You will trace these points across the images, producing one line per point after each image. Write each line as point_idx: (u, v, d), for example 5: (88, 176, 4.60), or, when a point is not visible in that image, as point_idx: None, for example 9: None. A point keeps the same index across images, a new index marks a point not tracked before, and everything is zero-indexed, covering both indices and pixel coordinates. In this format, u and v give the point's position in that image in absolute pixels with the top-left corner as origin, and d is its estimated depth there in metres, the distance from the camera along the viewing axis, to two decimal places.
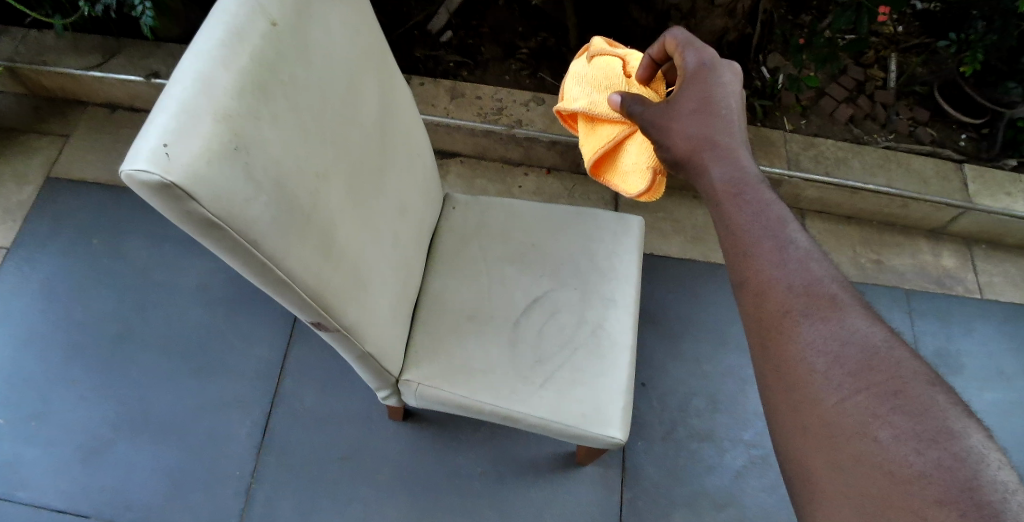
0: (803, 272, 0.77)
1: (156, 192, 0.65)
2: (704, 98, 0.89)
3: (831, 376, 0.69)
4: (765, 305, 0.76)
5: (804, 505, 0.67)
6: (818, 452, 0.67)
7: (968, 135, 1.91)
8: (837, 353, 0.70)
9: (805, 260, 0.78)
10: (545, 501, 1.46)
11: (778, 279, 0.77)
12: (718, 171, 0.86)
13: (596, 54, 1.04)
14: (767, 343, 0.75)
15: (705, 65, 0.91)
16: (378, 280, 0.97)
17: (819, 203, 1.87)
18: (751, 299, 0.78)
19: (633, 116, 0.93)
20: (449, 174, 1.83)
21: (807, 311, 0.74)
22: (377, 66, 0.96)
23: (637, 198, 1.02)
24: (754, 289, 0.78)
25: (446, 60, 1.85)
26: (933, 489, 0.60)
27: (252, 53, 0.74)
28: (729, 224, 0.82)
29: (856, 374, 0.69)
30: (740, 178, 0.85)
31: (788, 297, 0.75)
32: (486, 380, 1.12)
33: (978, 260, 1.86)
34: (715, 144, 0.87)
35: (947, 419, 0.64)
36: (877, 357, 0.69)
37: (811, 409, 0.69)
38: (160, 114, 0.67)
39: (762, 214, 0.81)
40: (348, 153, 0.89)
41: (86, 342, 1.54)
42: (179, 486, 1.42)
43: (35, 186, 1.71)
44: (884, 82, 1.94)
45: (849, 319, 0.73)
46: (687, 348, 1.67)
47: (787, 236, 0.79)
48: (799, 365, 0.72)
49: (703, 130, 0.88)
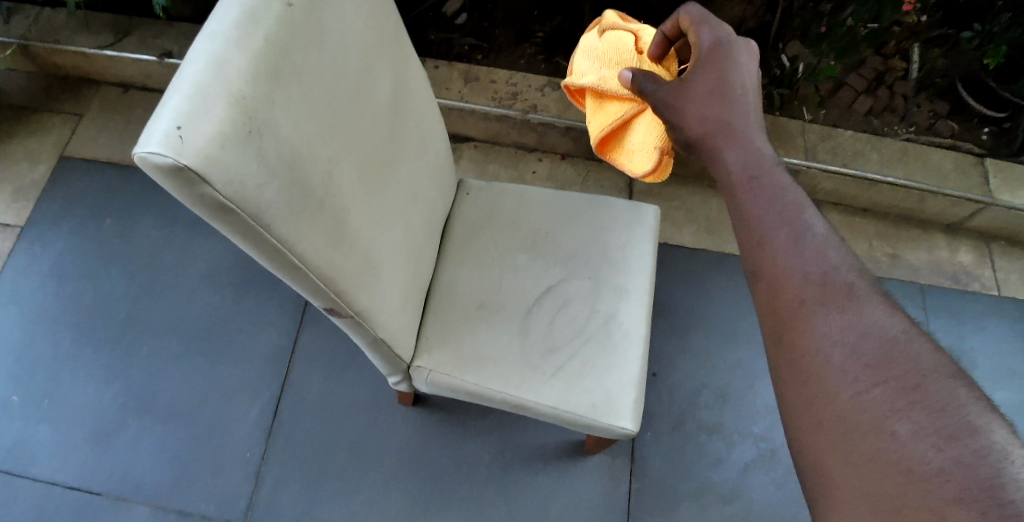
0: (820, 260, 0.75)
1: (169, 175, 0.64)
2: (719, 82, 0.88)
3: (847, 369, 0.69)
4: (780, 296, 0.75)
5: (818, 502, 0.66)
6: (834, 448, 0.66)
7: (989, 129, 1.88)
8: (855, 346, 0.70)
9: (821, 249, 0.76)
10: (552, 490, 1.47)
11: (793, 268, 0.75)
12: (732, 156, 0.84)
13: (608, 29, 1.03)
14: (782, 335, 0.74)
15: (721, 43, 0.89)
16: (390, 266, 0.97)
17: (835, 195, 1.84)
18: (765, 289, 0.76)
19: (644, 94, 0.91)
20: (461, 159, 1.81)
21: (822, 302, 0.73)
22: (392, 49, 0.94)
23: (642, 177, 1.01)
24: (768, 278, 0.76)
25: (460, 44, 1.83)
26: (951, 487, 0.59)
27: (266, 33, 0.72)
28: (743, 211, 0.81)
29: (874, 367, 0.68)
30: (754, 162, 0.83)
31: (803, 287, 0.74)
32: (497, 369, 1.12)
33: (995, 257, 1.84)
34: (730, 127, 0.86)
35: (969, 415, 0.62)
36: (895, 350, 0.68)
37: (827, 403, 0.68)
38: (173, 96, 0.66)
39: (777, 200, 0.80)
40: (362, 137, 0.88)
41: (97, 323, 1.55)
42: (188, 467, 1.43)
43: (47, 164, 1.71)
44: (905, 73, 1.89)
45: (867, 310, 0.72)
46: (697, 340, 1.66)
47: (803, 222, 0.78)
48: (814, 358, 0.71)
49: (718, 112, 0.87)
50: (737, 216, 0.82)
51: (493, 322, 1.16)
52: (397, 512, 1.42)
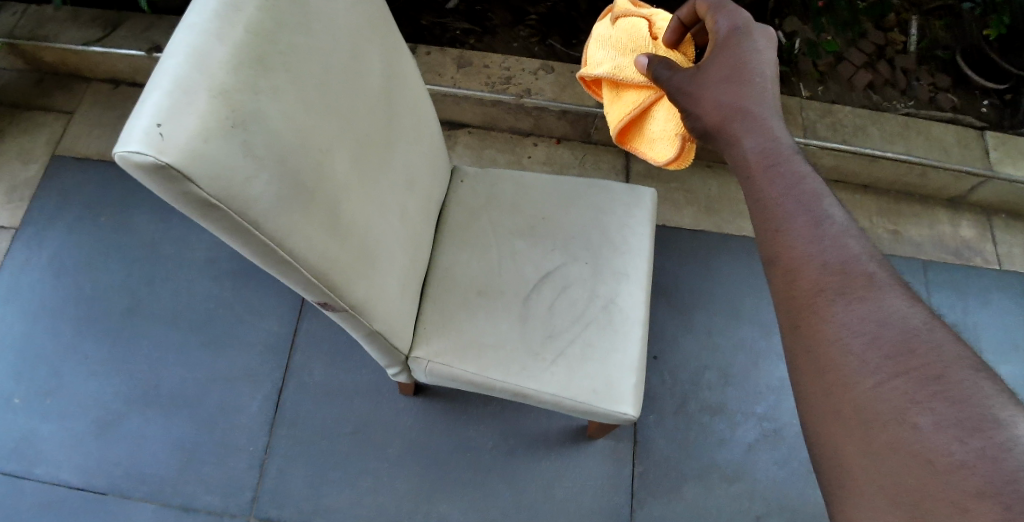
0: (838, 249, 0.73)
1: (151, 173, 0.63)
2: (736, 67, 0.86)
3: (866, 358, 0.66)
4: (797, 284, 0.73)
5: (833, 493, 0.64)
6: (851, 438, 0.63)
7: (990, 101, 1.85)
8: (874, 335, 0.67)
9: (840, 236, 0.74)
10: (556, 474, 1.47)
11: (812, 256, 0.73)
12: (751, 143, 0.82)
13: (621, 15, 1.01)
14: (799, 323, 0.72)
15: (737, 29, 0.87)
16: (387, 256, 0.95)
17: (836, 172, 1.81)
18: (782, 277, 0.75)
19: (659, 80, 0.90)
20: (457, 145, 1.79)
21: (841, 291, 0.71)
22: (382, 36, 0.93)
23: (665, 165, 1.01)
24: (785, 266, 0.75)
25: (453, 28, 1.80)
26: (974, 480, 0.56)
27: (247, 24, 0.71)
28: (761, 199, 0.79)
29: (893, 357, 0.65)
30: (773, 150, 0.81)
31: (822, 276, 0.72)
32: (497, 356, 1.11)
33: (997, 230, 1.82)
34: (748, 114, 0.84)
35: (992, 407, 0.59)
36: (916, 339, 0.65)
37: (844, 392, 0.65)
38: (153, 92, 0.65)
39: (795, 187, 0.78)
40: (355, 127, 0.86)
41: (97, 317, 1.54)
42: (192, 459, 1.43)
43: (41, 162, 1.70)
44: (904, 46, 1.87)
45: (886, 299, 0.69)
46: (699, 321, 1.65)
47: (821, 210, 0.76)
48: (831, 346, 0.68)
49: (736, 99, 0.84)
50: (754, 202, 0.80)
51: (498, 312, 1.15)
52: (403, 500, 1.43)
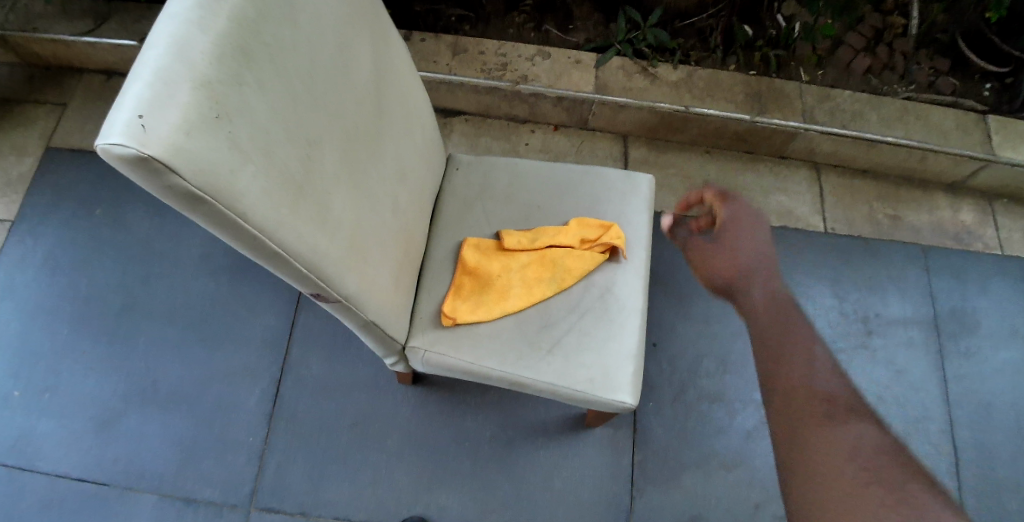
0: (825, 378, 0.92)
1: (134, 166, 0.63)
2: (746, 240, 1.00)
3: (849, 470, 0.83)
4: (793, 403, 0.90)
5: None
6: None
7: (991, 85, 1.85)
8: (856, 456, 0.84)
9: (828, 369, 0.93)
10: (556, 463, 1.47)
11: (804, 382, 0.92)
12: (757, 295, 0.98)
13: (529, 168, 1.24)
14: (794, 436, 0.88)
15: (746, 212, 1.02)
16: (378, 248, 0.94)
17: (835, 157, 1.80)
18: (779, 399, 0.91)
19: (679, 241, 1.02)
20: (452, 133, 1.77)
21: (829, 412, 0.89)
22: (371, 23, 0.91)
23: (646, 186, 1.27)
24: (782, 392, 0.92)
25: (448, 15, 1.80)
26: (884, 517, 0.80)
27: (231, 13, 0.70)
28: (768, 344, 0.95)
29: (868, 469, 0.83)
30: (780, 304, 0.98)
31: (818, 393, 0.91)
32: (493, 345, 1.11)
33: (997, 215, 1.81)
34: (762, 278, 0.98)
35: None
36: (883, 456, 0.85)
37: (829, 490, 0.82)
38: (135, 83, 0.65)
39: (795, 336, 0.95)
40: (344, 118, 0.85)
41: (93, 313, 1.54)
42: (192, 454, 1.43)
43: (34, 157, 1.68)
44: (904, 30, 1.85)
45: (862, 426, 0.87)
46: (697, 308, 1.64)
47: (813, 354, 0.94)
48: (818, 456, 0.85)
49: (751, 263, 0.99)
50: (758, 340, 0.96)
51: (495, 321, 1.12)
52: (402, 490, 1.43)
